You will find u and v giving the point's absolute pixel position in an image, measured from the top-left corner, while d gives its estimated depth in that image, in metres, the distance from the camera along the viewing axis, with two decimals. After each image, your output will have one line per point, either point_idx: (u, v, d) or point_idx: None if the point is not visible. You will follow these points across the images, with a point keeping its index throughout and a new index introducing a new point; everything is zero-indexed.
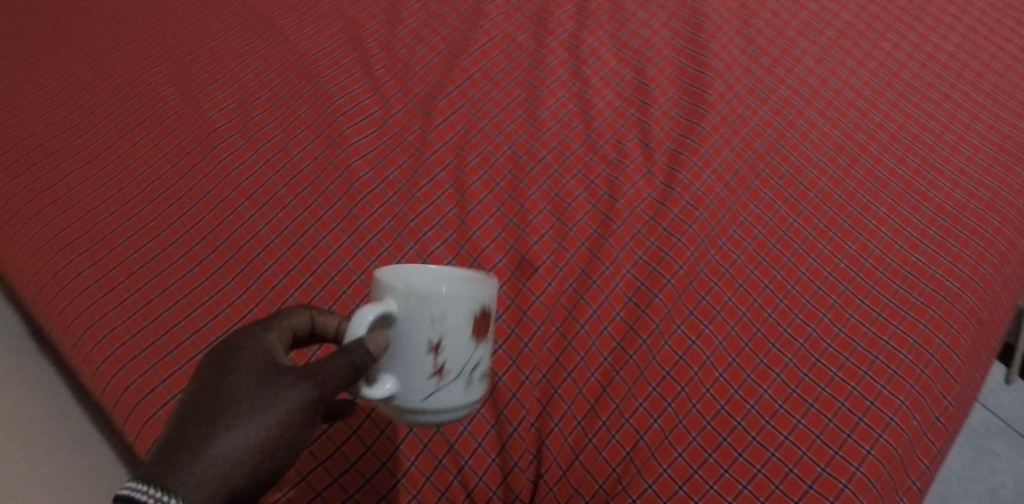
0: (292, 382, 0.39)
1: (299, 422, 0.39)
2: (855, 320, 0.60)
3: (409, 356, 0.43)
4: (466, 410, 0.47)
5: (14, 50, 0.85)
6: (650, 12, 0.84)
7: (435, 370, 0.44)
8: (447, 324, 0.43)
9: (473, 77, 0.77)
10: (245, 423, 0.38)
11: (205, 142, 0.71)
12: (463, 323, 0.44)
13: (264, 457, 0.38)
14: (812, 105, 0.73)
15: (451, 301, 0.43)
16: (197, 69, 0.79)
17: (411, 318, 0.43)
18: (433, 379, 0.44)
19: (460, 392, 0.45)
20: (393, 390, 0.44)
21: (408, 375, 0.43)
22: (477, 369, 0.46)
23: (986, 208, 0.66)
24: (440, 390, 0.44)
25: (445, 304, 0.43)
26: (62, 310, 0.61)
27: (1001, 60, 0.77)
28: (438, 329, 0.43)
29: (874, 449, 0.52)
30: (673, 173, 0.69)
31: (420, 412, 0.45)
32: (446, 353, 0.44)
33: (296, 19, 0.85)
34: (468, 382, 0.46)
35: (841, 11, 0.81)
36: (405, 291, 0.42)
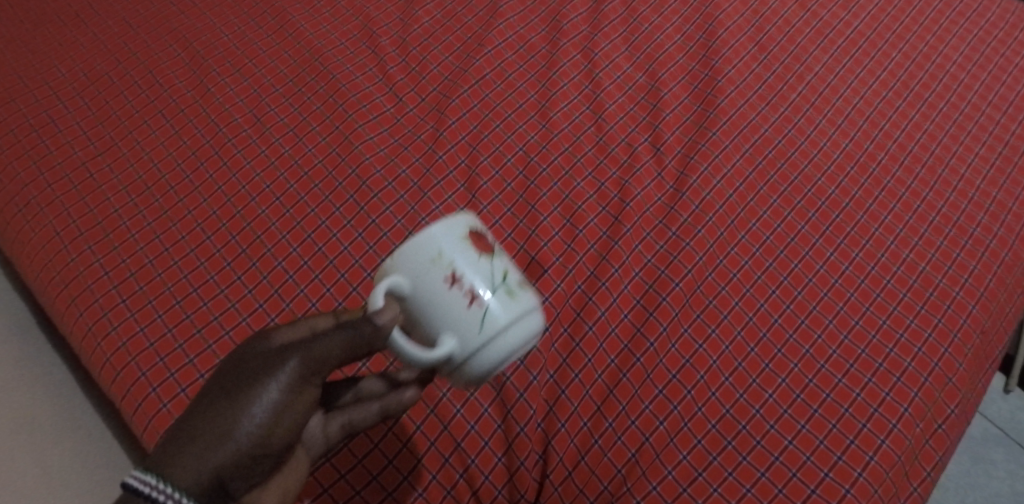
0: (274, 360, 0.37)
1: (298, 400, 0.38)
2: (860, 327, 0.61)
3: (440, 304, 0.40)
4: (532, 322, 0.42)
5: (22, 35, 0.84)
6: (667, 10, 0.81)
7: (468, 298, 0.40)
8: (444, 252, 0.41)
9: (487, 77, 0.75)
10: (236, 406, 0.36)
11: (218, 137, 0.72)
12: (457, 244, 0.41)
13: (260, 439, 0.36)
14: (823, 113, 0.73)
15: (431, 233, 0.41)
16: (208, 59, 0.79)
17: (414, 273, 0.41)
18: (473, 306, 0.40)
19: (509, 304, 0.41)
20: (447, 341, 0.40)
21: (454, 320, 0.40)
22: (510, 278, 0.42)
23: (991, 220, 0.67)
24: (488, 312, 0.40)
25: (429, 241, 0.41)
26: (85, 300, 0.63)
27: (1015, 69, 0.77)
28: (439, 259, 0.41)
29: (876, 455, 0.55)
30: (683, 178, 0.69)
31: (488, 347, 0.41)
32: (467, 276, 0.40)
33: (298, 2, 0.84)
34: (510, 293, 0.41)
35: (853, 19, 0.81)
36: (393, 256, 0.42)
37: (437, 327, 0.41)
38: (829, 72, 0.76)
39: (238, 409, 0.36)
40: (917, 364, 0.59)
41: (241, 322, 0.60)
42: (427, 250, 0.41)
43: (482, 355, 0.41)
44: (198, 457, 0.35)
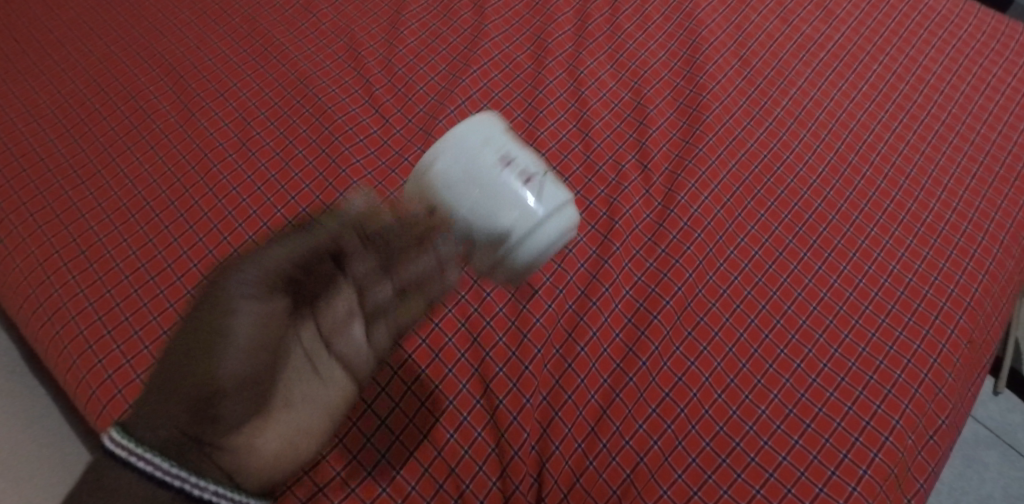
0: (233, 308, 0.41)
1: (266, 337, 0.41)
2: (850, 341, 0.61)
3: (499, 183, 0.49)
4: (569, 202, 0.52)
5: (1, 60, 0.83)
6: (651, 26, 0.82)
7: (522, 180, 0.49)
8: (496, 144, 0.50)
9: (474, 97, 0.75)
10: (207, 354, 0.40)
11: (204, 162, 0.72)
12: (504, 138, 0.51)
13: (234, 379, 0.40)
14: (807, 127, 0.74)
15: (478, 134, 0.50)
16: (193, 83, 0.78)
17: (473, 163, 0.49)
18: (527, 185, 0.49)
19: (553, 186, 0.51)
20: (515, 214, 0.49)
21: (516, 194, 0.49)
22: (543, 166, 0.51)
23: (975, 229, 0.68)
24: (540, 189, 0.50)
25: (478, 139, 0.50)
26: (71, 332, 0.62)
27: (992, 79, 0.78)
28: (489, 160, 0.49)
29: (869, 469, 0.55)
30: (671, 194, 0.69)
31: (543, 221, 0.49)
32: (518, 162, 0.50)
33: (282, 25, 0.84)
34: (548, 177, 0.51)
35: (834, 33, 0.82)
36: (447, 156, 0.50)
37: (502, 205, 0.49)
38: (812, 85, 0.77)
39: (207, 357, 0.40)
40: (907, 376, 0.59)
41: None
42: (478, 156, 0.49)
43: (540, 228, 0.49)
44: (172, 413, 0.41)
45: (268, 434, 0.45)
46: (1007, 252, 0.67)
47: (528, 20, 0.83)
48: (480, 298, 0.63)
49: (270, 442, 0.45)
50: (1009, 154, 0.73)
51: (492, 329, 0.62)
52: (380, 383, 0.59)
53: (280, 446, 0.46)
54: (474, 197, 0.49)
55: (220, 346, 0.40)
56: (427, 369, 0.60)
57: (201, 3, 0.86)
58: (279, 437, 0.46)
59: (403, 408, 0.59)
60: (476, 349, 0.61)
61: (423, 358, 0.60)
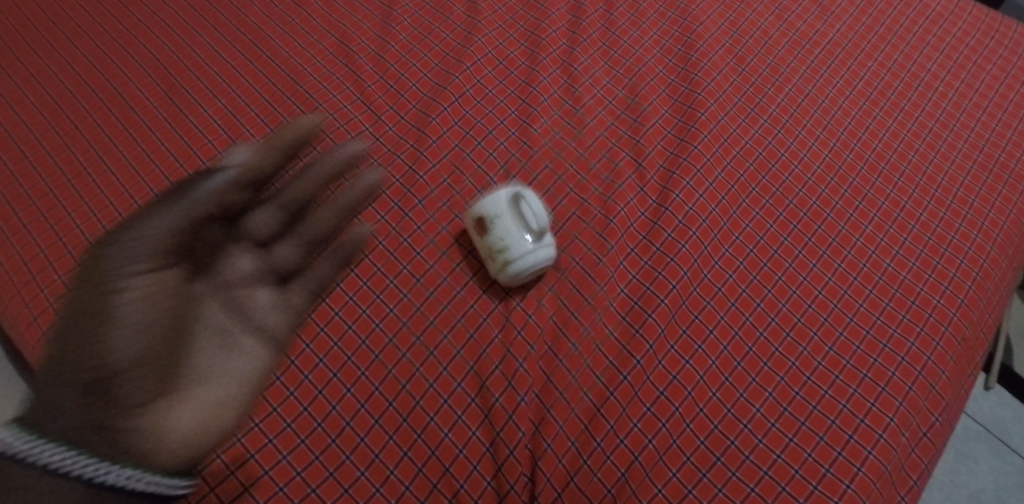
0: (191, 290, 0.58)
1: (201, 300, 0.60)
2: (844, 338, 0.61)
3: None
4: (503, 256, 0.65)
5: None
6: (645, 22, 0.81)
7: None
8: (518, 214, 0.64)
9: (467, 93, 0.74)
10: (96, 337, 0.50)
11: (192, 160, 0.71)
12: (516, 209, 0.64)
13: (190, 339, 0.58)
14: (802, 124, 0.74)
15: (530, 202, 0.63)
16: (182, 80, 0.77)
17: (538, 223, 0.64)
18: None
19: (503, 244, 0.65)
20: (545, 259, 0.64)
21: None
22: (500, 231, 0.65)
23: (968, 226, 0.68)
24: None
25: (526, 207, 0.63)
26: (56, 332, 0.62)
27: (986, 77, 0.78)
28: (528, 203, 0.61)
29: (863, 467, 0.55)
30: (665, 192, 0.68)
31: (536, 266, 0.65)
32: None
33: (272, 20, 0.82)
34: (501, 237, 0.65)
35: (829, 30, 0.82)
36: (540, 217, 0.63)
37: None
38: (807, 82, 0.77)
39: (99, 343, 0.50)
40: (901, 373, 0.60)
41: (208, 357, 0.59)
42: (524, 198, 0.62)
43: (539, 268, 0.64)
44: (64, 401, 0.48)
45: (178, 411, 0.53)
46: (1000, 249, 0.68)
47: (522, 16, 0.82)
48: (474, 296, 0.63)
49: (182, 420, 0.53)
50: (1002, 151, 0.73)
51: (486, 327, 0.61)
52: (374, 381, 0.59)
53: (196, 422, 0.53)
54: None
55: (105, 325, 0.50)
56: (421, 368, 0.59)
57: None
58: (192, 413, 0.54)
59: (397, 407, 0.58)
60: (471, 347, 0.60)
61: (417, 357, 0.60)
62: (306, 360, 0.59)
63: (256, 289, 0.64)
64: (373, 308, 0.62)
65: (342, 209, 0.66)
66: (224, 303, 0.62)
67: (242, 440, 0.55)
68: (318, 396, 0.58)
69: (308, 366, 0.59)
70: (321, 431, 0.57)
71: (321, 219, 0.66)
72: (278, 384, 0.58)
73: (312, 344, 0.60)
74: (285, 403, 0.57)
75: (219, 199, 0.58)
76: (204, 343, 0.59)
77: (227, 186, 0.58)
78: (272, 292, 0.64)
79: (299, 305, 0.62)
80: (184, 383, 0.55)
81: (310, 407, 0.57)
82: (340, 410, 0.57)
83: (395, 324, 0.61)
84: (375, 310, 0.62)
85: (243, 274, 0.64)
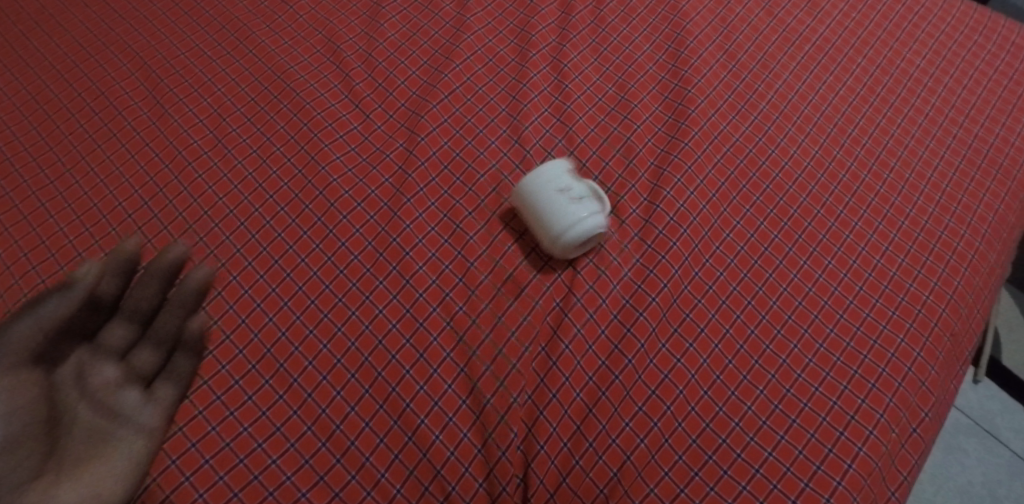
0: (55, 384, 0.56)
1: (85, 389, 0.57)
2: (835, 335, 0.61)
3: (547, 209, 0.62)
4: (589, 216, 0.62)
5: None
6: (635, 19, 0.81)
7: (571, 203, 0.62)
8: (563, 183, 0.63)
9: (456, 91, 0.74)
10: None
11: (177, 160, 0.70)
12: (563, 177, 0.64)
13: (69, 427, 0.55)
14: (792, 120, 0.73)
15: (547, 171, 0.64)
16: (166, 79, 0.76)
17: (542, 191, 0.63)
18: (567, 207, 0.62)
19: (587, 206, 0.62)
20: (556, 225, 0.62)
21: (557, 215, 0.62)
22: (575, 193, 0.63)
23: (957, 222, 0.68)
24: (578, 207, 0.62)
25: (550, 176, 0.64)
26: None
27: (973, 72, 0.79)
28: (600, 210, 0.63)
29: (854, 463, 0.55)
30: (656, 190, 0.68)
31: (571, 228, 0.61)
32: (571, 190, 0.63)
33: (258, 17, 0.81)
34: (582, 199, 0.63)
35: (819, 26, 0.82)
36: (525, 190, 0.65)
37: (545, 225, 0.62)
38: (797, 79, 0.77)
39: None
40: (891, 370, 0.60)
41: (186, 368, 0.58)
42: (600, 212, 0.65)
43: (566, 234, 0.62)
44: None
45: (66, 487, 0.52)
46: (988, 244, 0.68)
47: (511, 13, 0.81)
48: (465, 296, 0.62)
49: (70, 494, 0.52)
50: (991, 147, 0.73)
51: (477, 328, 0.61)
52: (363, 384, 0.59)
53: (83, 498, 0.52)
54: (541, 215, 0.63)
55: None
56: (411, 369, 0.59)
57: None
58: (80, 490, 0.52)
59: (387, 409, 0.58)
60: (462, 348, 0.60)
61: (407, 358, 0.59)
62: (295, 363, 0.59)
63: (121, 393, 0.57)
64: (362, 309, 0.61)
65: (185, 309, 0.60)
66: (90, 406, 0.57)
67: (231, 444, 0.56)
68: (308, 399, 0.58)
69: (297, 369, 0.59)
70: (310, 435, 0.57)
71: (165, 320, 0.59)
72: (266, 388, 0.58)
73: (300, 347, 0.60)
74: (274, 407, 0.58)
75: (61, 315, 0.56)
76: (78, 436, 0.56)
77: (59, 303, 0.56)
78: (140, 394, 0.58)
79: (167, 404, 0.57)
80: (69, 465, 0.54)
81: (300, 410, 0.58)
82: (329, 414, 0.58)
83: (385, 325, 0.61)
84: (364, 311, 0.61)
85: (105, 383, 0.58)
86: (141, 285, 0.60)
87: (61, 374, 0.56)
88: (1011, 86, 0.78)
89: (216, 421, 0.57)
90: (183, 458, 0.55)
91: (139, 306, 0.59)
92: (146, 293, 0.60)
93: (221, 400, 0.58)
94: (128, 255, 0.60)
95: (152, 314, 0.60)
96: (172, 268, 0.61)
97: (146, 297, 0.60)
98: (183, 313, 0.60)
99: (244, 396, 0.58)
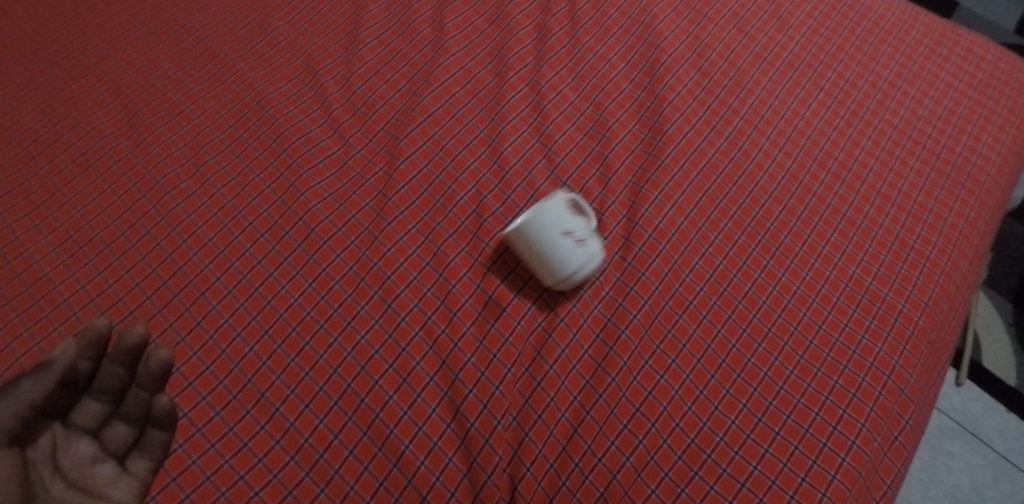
0: None
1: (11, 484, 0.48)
2: (815, 347, 0.62)
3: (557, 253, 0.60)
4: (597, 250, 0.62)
5: None
6: (611, 39, 0.82)
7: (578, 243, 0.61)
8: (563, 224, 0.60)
9: (435, 114, 0.75)
10: None
11: (155, 189, 0.70)
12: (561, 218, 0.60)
13: None
14: (766, 135, 0.75)
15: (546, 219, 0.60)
16: (143, 107, 0.76)
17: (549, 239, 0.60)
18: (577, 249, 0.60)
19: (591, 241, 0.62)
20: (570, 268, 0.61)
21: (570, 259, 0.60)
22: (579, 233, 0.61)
23: (929, 230, 0.69)
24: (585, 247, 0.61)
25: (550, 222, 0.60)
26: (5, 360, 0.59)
27: (940, 83, 0.81)
28: (562, 244, 0.60)
29: (838, 474, 0.56)
30: (635, 207, 0.69)
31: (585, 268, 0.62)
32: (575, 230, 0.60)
33: (236, 44, 0.82)
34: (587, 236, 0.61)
35: (789, 42, 0.83)
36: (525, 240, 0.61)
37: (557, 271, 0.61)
38: (770, 94, 0.78)
39: None
40: (870, 379, 0.60)
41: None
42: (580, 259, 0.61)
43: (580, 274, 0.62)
44: None
45: None
46: (960, 252, 0.69)
47: (488, 35, 0.82)
48: (447, 319, 0.62)
49: None
50: (959, 156, 0.75)
51: (460, 351, 0.61)
52: (347, 411, 0.59)
53: None
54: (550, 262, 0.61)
55: None
56: (395, 394, 0.59)
57: (151, 23, 0.84)
58: None
59: (371, 436, 0.58)
60: (446, 371, 0.60)
61: (390, 383, 0.59)
62: (276, 392, 0.59)
63: (96, 468, 0.53)
64: (344, 335, 0.62)
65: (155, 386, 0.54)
66: (50, 489, 0.50)
67: (212, 478, 0.55)
68: (290, 428, 0.58)
69: (279, 398, 0.59)
70: (293, 465, 0.57)
71: (135, 394, 0.54)
72: (248, 418, 0.58)
73: (282, 376, 0.60)
74: (257, 438, 0.57)
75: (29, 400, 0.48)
76: None
77: (32, 386, 0.47)
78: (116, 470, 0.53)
79: (141, 477, 0.53)
80: None
81: (282, 440, 0.57)
82: (313, 443, 0.57)
83: (367, 351, 0.61)
84: (346, 338, 0.61)
85: (72, 460, 0.52)
86: (112, 360, 0.53)
87: (34, 450, 0.51)
88: (976, 97, 0.80)
89: (196, 454, 0.56)
90: (164, 493, 0.54)
91: (111, 382, 0.53)
92: (117, 368, 0.53)
93: (201, 432, 0.57)
94: (96, 334, 0.51)
95: (122, 388, 0.54)
96: (140, 346, 0.52)
97: (117, 373, 0.53)
98: (149, 388, 0.54)
99: (226, 427, 0.58)
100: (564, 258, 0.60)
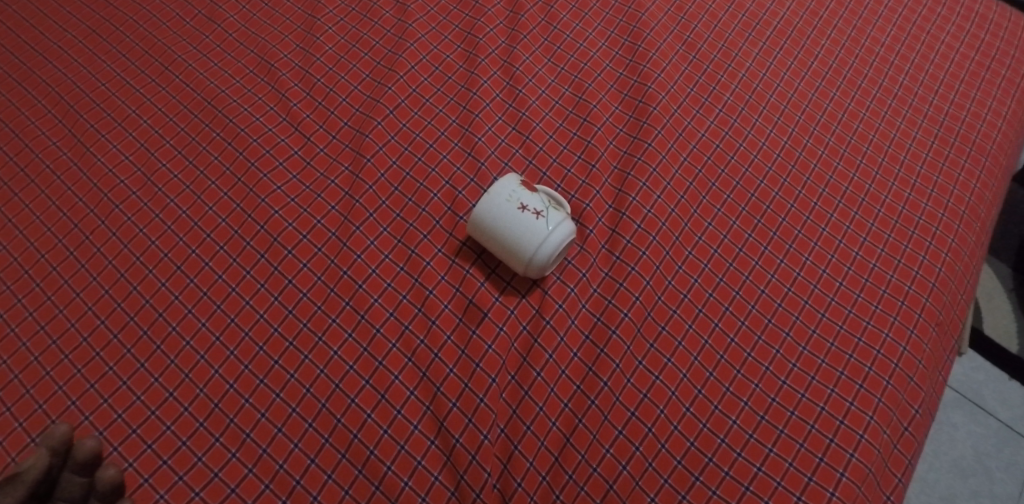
0: None
1: None
2: (818, 336, 0.58)
3: (518, 227, 0.56)
4: (564, 222, 0.57)
5: None
6: (588, 13, 0.77)
7: (536, 214, 0.56)
8: (517, 198, 0.57)
9: (403, 105, 0.70)
10: None
11: (103, 204, 0.65)
12: (517, 193, 0.57)
13: None
14: (758, 111, 0.70)
15: (497, 196, 0.57)
16: (85, 113, 0.70)
17: (504, 216, 0.57)
18: (536, 218, 0.56)
19: (554, 211, 0.57)
20: (533, 241, 0.56)
21: (530, 230, 0.56)
22: (536, 204, 0.57)
23: (935, 205, 0.65)
24: (547, 217, 0.56)
25: (502, 200, 0.57)
26: None
27: (938, 45, 0.76)
28: (516, 217, 0.56)
29: (847, 471, 0.52)
30: (621, 196, 0.65)
31: (551, 240, 0.56)
32: (530, 202, 0.57)
33: (183, 39, 0.76)
34: (546, 205, 0.57)
35: (779, 8, 0.78)
36: (483, 225, 0.58)
37: (520, 247, 0.56)
38: (760, 66, 0.73)
39: None
40: (877, 368, 0.57)
41: (132, 435, 0.54)
42: (529, 225, 0.56)
43: (547, 248, 0.56)
44: None
45: None
46: (968, 226, 0.65)
47: (456, 16, 0.77)
48: (425, 328, 0.58)
49: None
50: (963, 124, 0.70)
51: (442, 362, 0.57)
52: (323, 433, 0.55)
53: None
54: (512, 240, 0.57)
55: None
56: (374, 413, 0.55)
57: (90, 20, 0.78)
58: None
59: (350, 458, 0.54)
60: (427, 384, 0.56)
61: (367, 401, 0.56)
62: (246, 417, 0.55)
63: None
64: (316, 352, 0.57)
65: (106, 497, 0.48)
66: None
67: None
68: (263, 455, 0.54)
69: (249, 424, 0.55)
70: (269, 493, 0.53)
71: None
72: (218, 446, 0.54)
73: (251, 398, 0.56)
74: (228, 467, 0.53)
75: None
76: None
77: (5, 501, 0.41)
78: None
79: None
80: None
81: (255, 468, 0.53)
82: (288, 469, 0.53)
83: (341, 367, 0.57)
84: (318, 355, 0.57)
85: None
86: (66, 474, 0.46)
87: None
88: (978, 58, 0.75)
89: (163, 488, 0.52)
90: None
91: (70, 495, 0.46)
92: (78, 477, 0.47)
93: (168, 464, 0.53)
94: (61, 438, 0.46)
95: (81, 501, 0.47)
96: (95, 455, 0.47)
97: (77, 481, 0.47)
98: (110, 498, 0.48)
99: (194, 457, 0.54)
100: (522, 231, 0.56)
